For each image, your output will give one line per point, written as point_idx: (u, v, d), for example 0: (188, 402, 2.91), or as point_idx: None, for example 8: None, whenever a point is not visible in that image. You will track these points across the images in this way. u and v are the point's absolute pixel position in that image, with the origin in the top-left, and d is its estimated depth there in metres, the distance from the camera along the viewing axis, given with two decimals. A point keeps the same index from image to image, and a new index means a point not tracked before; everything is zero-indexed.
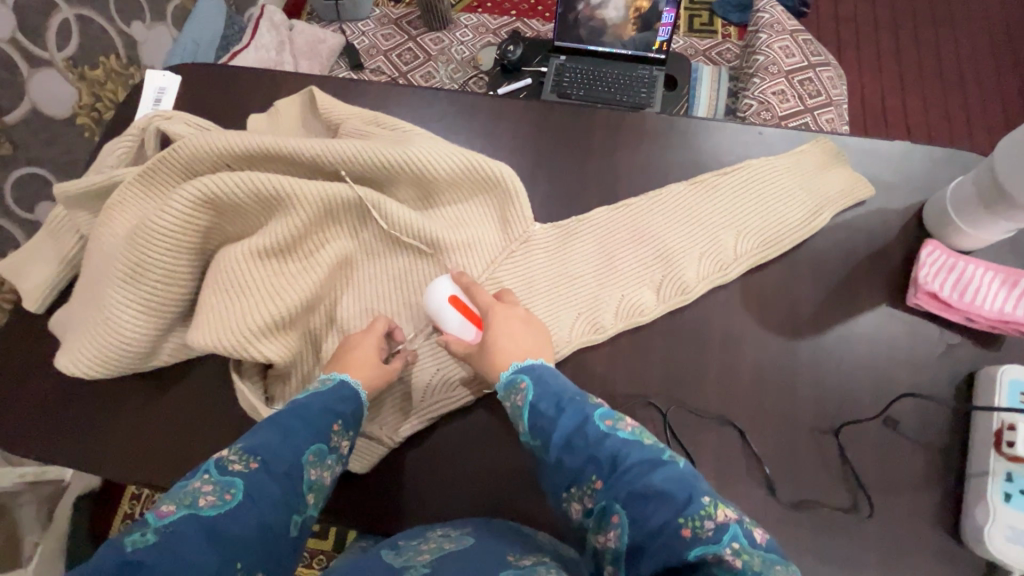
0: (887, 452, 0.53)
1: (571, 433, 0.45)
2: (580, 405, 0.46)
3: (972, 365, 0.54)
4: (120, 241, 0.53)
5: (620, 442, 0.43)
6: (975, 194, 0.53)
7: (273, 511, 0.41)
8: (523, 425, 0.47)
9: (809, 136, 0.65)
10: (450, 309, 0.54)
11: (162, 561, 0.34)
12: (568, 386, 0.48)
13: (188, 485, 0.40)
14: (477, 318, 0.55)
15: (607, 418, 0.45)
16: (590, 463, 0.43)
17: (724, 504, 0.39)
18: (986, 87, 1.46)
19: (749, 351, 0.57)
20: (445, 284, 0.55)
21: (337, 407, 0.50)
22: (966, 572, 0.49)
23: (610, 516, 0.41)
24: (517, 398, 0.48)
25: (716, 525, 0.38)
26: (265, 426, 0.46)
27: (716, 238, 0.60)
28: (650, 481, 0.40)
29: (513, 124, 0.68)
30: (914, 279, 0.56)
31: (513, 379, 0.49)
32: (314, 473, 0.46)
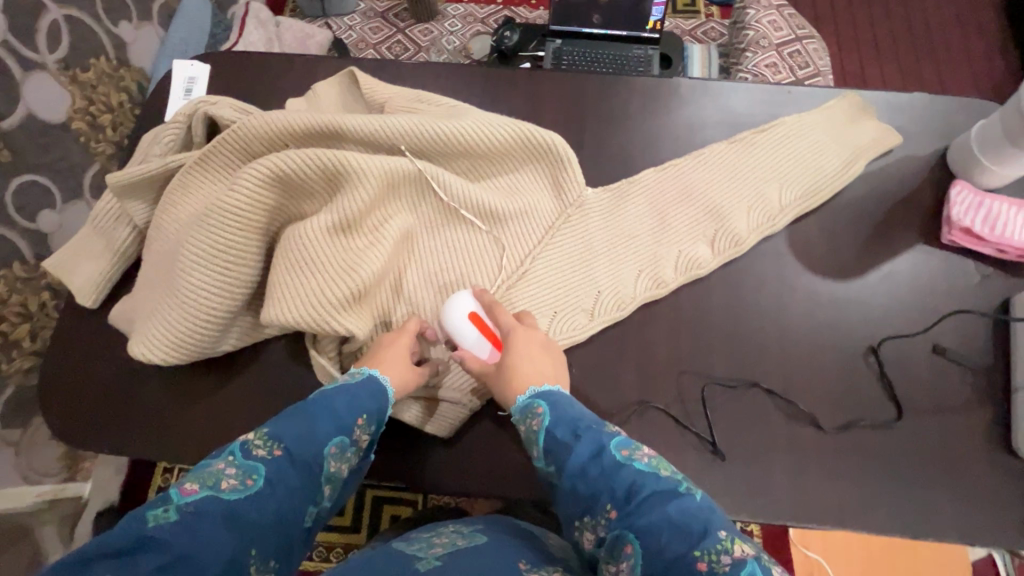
0: (940, 378, 0.56)
1: (586, 462, 0.45)
2: (597, 433, 0.46)
3: (1006, 292, 0.59)
4: (189, 224, 0.53)
5: (635, 473, 0.43)
6: (1000, 132, 0.57)
7: (288, 500, 0.42)
8: (538, 451, 0.48)
9: (836, 91, 0.68)
10: (467, 325, 0.54)
11: (183, 543, 0.35)
12: (585, 415, 0.48)
13: (212, 463, 0.41)
14: (495, 338, 0.55)
15: (623, 447, 0.45)
16: (605, 492, 0.43)
17: (741, 540, 0.38)
18: (957, 52, 1.54)
19: (802, 296, 0.60)
20: (466, 300, 0.55)
21: (363, 400, 0.50)
22: (1020, 478, 0.53)
23: (622, 545, 0.40)
24: (535, 422, 0.48)
25: (733, 560, 0.37)
26: (291, 412, 0.46)
27: (761, 192, 0.63)
28: (666, 510, 0.40)
29: (552, 96, 0.70)
30: (948, 217, 0.60)
31: (530, 404, 0.50)
32: (332, 465, 0.46)
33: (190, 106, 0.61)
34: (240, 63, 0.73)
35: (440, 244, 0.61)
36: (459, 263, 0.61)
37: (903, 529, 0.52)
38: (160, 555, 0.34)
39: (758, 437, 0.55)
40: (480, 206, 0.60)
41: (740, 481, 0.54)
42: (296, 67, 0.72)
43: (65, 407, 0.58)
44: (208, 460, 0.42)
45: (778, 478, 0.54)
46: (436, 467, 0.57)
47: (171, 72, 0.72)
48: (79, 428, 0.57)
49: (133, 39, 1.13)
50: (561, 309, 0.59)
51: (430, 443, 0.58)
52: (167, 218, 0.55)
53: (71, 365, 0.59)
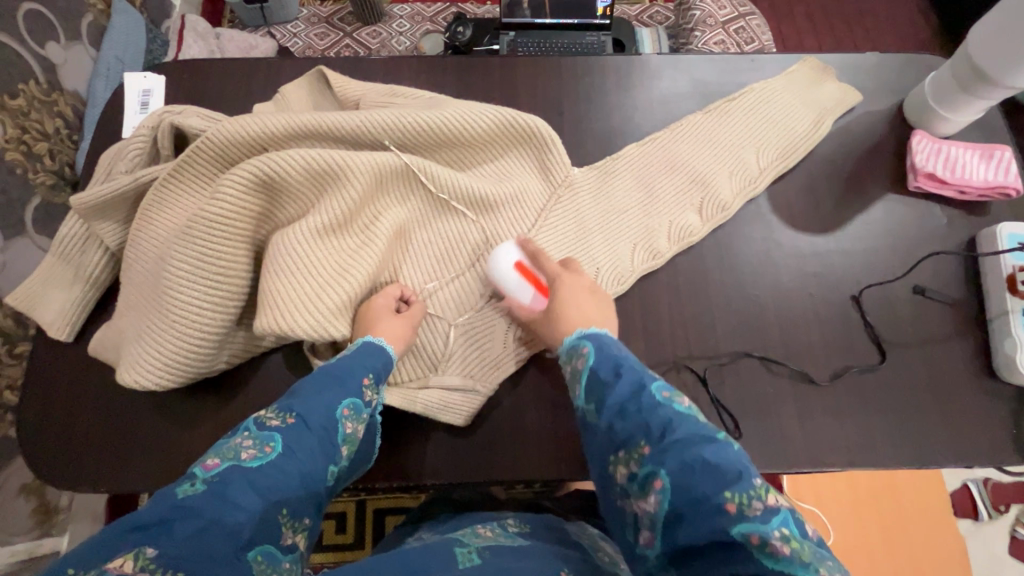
0: (923, 315, 0.60)
1: (626, 399, 0.44)
2: (638, 372, 0.45)
3: (971, 230, 0.63)
4: (171, 240, 0.50)
5: (674, 412, 0.42)
6: (952, 80, 0.61)
7: (311, 461, 0.42)
8: (579, 389, 0.48)
9: (796, 57, 0.71)
10: (512, 271, 0.57)
11: (214, 509, 0.35)
12: (629, 356, 0.48)
13: (229, 440, 0.41)
14: (541, 286, 0.57)
15: (664, 390, 0.44)
16: (640, 429, 0.42)
17: (773, 489, 0.38)
18: (884, 18, 1.63)
19: (788, 252, 0.63)
20: (512, 250, 0.58)
21: (367, 362, 0.50)
22: (1004, 399, 0.57)
23: (653, 481, 0.40)
24: (579, 361, 0.48)
25: (766, 507, 0.36)
26: (299, 383, 0.47)
27: (740, 157, 0.65)
28: (701, 453, 0.39)
29: (527, 80, 0.70)
30: (911, 165, 0.64)
31: (577, 344, 0.50)
32: (348, 426, 0.47)
33: (153, 118, 0.58)
34: (198, 71, 0.69)
35: (434, 237, 0.60)
36: (455, 253, 0.60)
37: (910, 460, 0.55)
38: (193, 522, 0.34)
39: (767, 390, 0.57)
40: (470, 195, 0.60)
41: (755, 435, 0.55)
42: (259, 71, 0.69)
43: (55, 452, 0.54)
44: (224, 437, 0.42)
45: (788, 426, 0.56)
46: (456, 461, 0.56)
47: (122, 86, 0.68)
48: (73, 473, 0.53)
49: (63, 59, 1.06)
50: None
51: (448, 436, 0.57)
52: (143, 235, 0.52)
53: (57, 406, 0.55)
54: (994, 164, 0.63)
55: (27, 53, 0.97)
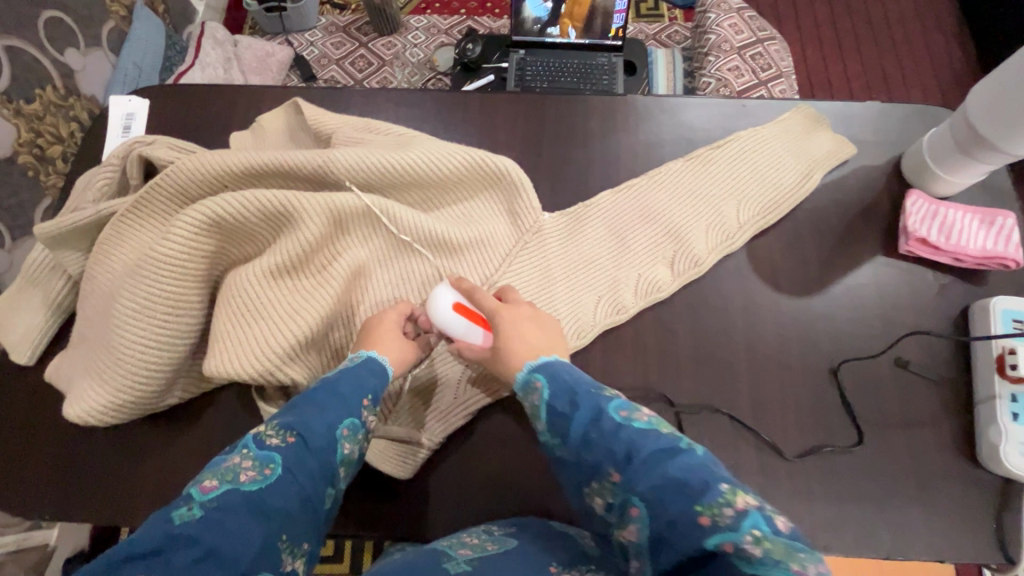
0: (905, 391, 0.56)
1: (586, 428, 0.42)
2: (595, 397, 0.43)
3: (965, 301, 0.59)
4: (123, 277, 0.51)
5: (635, 432, 0.40)
6: (951, 141, 0.57)
7: (310, 484, 0.42)
8: (541, 425, 0.46)
9: (790, 104, 0.68)
10: (455, 313, 0.52)
11: (211, 537, 0.35)
12: (583, 380, 0.46)
13: (228, 459, 0.40)
14: (484, 321, 0.53)
15: (622, 409, 0.42)
16: (605, 457, 0.40)
17: (743, 491, 0.35)
18: (915, 46, 1.56)
19: (766, 312, 0.59)
20: (445, 292, 0.52)
21: (368, 382, 0.49)
22: (987, 489, 0.52)
23: (628, 509, 0.38)
24: (536, 397, 0.47)
25: (736, 513, 0.34)
26: (296, 402, 0.45)
27: (720, 210, 0.62)
28: (666, 469, 0.37)
29: (507, 117, 0.69)
30: (904, 228, 0.60)
31: (529, 379, 0.48)
32: (347, 447, 0.46)
33: (124, 147, 0.58)
34: (181, 96, 0.70)
35: (394, 278, 0.59)
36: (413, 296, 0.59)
37: (877, 550, 0.51)
38: (190, 550, 0.34)
39: (728, 461, 0.54)
40: (433, 238, 0.59)
41: None
42: (241, 98, 0.70)
43: (8, 476, 0.55)
44: (224, 456, 0.42)
45: None
46: (400, 511, 0.55)
47: (108, 108, 0.70)
48: (26, 497, 0.54)
49: (81, 66, 1.09)
50: None
51: (393, 485, 0.56)
52: (99, 269, 0.52)
53: (15, 429, 0.57)
54: (993, 231, 0.59)
55: (46, 60, 1.00)
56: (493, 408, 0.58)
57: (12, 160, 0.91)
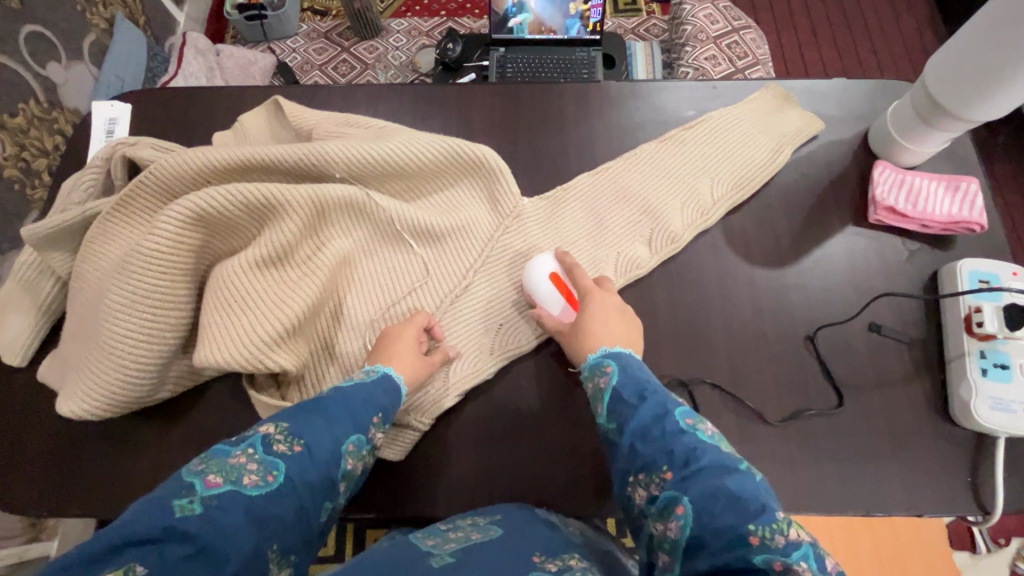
0: (879, 354, 0.58)
1: (650, 423, 0.46)
2: (665, 398, 0.47)
3: (934, 265, 0.61)
4: (110, 272, 0.52)
5: (698, 441, 0.44)
6: (911, 111, 0.59)
7: (308, 497, 0.43)
8: (601, 408, 0.49)
9: (758, 84, 0.70)
10: (547, 283, 0.57)
11: (209, 535, 0.36)
12: (653, 380, 0.49)
13: (233, 457, 0.42)
14: (573, 299, 0.57)
15: (687, 417, 0.46)
16: (661, 453, 0.44)
17: (796, 524, 0.38)
18: (888, 30, 1.59)
19: (741, 284, 0.61)
20: (547, 261, 0.58)
21: (379, 399, 0.51)
22: (961, 445, 0.54)
23: (674, 507, 0.41)
24: (603, 380, 0.50)
25: (788, 541, 0.37)
26: (306, 410, 0.47)
27: (694, 188, 0.64)
28: (723, 483, 0.41)
29: (484, 107, 0.70)
30: (872, 198, 0.62)
31: (600, 362, 0.51)
32: (349, 463, 0.47)
33: (108, 149, 0.60)
34: (162, 99, 0.71)
35: (379, 266, 0.60)
36: (397, 283, 0.60)
37: (857, 508, 0.53)
38: (187, 546, 0.35)
39: None
40: (415, 226, 0.60)
41: None
42: (222, 99, 0.71)
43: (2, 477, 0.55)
44: (227, 450, 0.43)
45: None
46: (392, 493, 0.56)
47: (90, 114, 0.71)
48: (22, 496, 0.55)
49: (64, 79, 1.10)
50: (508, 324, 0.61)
51: (384, 468, 0.57)
52: (87, 267, 0.53)
53: (9, 430, 0.57)
54: (958, 197, 0.61)
55: (28, 73, 1.00)
56: (480, 389, 0.59)
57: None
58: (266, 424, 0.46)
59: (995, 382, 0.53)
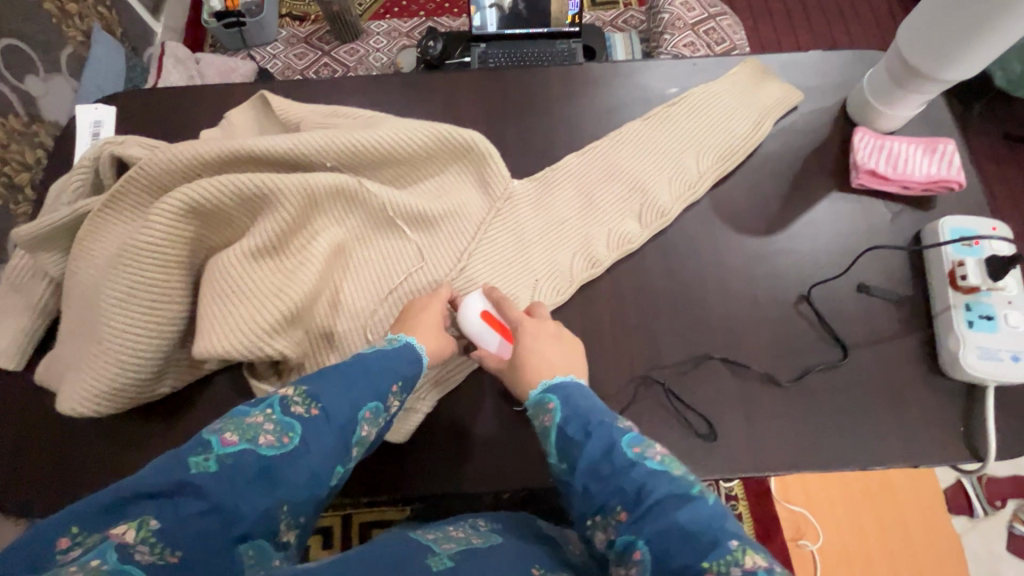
0: (868, 314, 0.59)
1: (598, 459, 0.44)
2: (609, 428, 0.45)
3: (916, 226, 0.62)
4: (104, 269, 0.51)
5: (645, 474, 0.42)
6: (887, 76, 0.60)
7: (323, 460, 0.43)
8: (551, 449, 0.47)
9: (738, 59, 0.71)
10: (479, 322, 0.56)
11: (219, 493, 0.37)
12: (597, 411, 0.47)
13: (251, 417, 0.42)
14: (507, 332, 0.57)
15: (635, 444, 0.44)
16: (615, 494, 0.42)
17: (752, 549, 0.37)
18: (860, 12, 1.62)
19: (731, 254, 0.62)
20: (478, 299, 0.57)
21: (399, 367, 0.51)
22: (951, 397, 0.55)
23: (632, 552, 0.39)
24: (546, 417, 0.48)
25: (744, 571, 0.36)
26: (324, 372, 0.47)
27: (680, 163, 0.65)
28: (676, 518, 0.39)
29: (470, 94, 0.71)
30: (854, 163, 0.64)
31: (542, 398, 0.49)
32: (365, 429, 0.47)
33: (94, 149, 0.60)
34: (146, 99, 0.71)
35: (374, 254, 0.61)
36: (393, 269, 0.61)
37: (853, 464, 0.54)
38: (197, 503, 0.36)
39: (708, 396, 0.56)
40: (407, 212, 0.61)
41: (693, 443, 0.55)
42: (208, 97, 0.71)
43: (3, 481, 0.55)
44: (248, 409, 0.44)
45: (730, 433, 0.55)
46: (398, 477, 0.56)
47: (75, 117, 0.70)
48: (24, 500, 0.54)
49: (43, 91, 1.09)
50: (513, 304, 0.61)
51: (388, 452, 0.57)
52: (79, 265, 0.53)
53: (8, 434, 0.57)
54: (936, 158, 0.62)
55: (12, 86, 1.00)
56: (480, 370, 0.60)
57: None
58: (287, 385, 0.46)
59: (981, 333, 0.54)
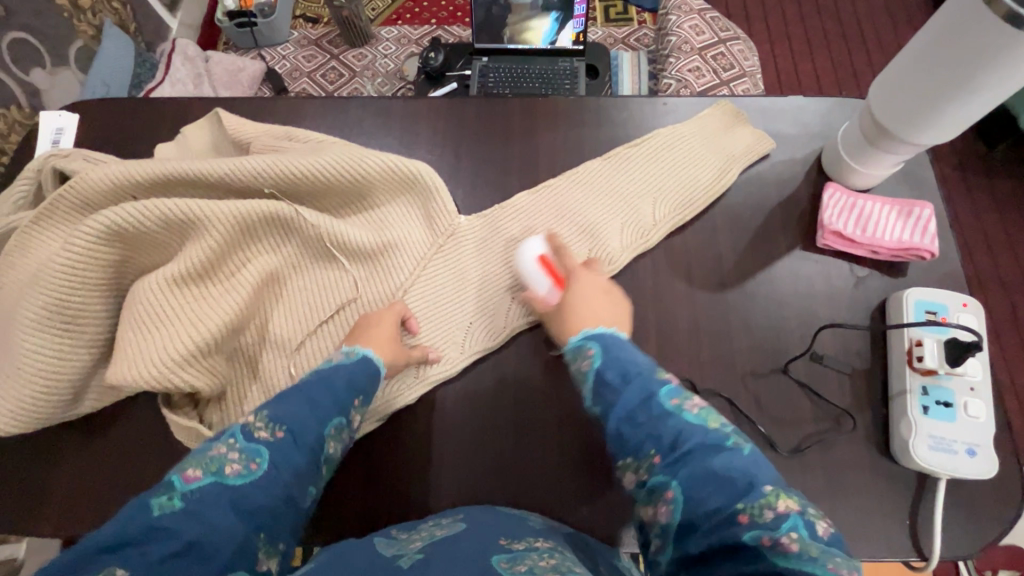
0: (821, 385, 0.55)
1: (636, 406, 0.42)
2: (646, 379, 0.43)
3: (883, 293, 0.58)
4: (23, 286, 0.51)
5: (685, 422, 0.40)
6: (859, 134, 0.56)
7: (295, 482, 0.41)
8: (585, 390, 0.45)
9: (712, 100, 0.69)
10: (535, 265, 0.56)
11: (189, 530, 0.35)
12: (640, 362, 0.45)
13: (213, 450, 0.40)
14: (561, 279, 0.55)
15: (673, 396, 0.41)
16: (649, 438, 0.40)
17: (786, 494, 0.35)
18: (887, 40, 1.54)
19: (681, 308, 0.58)
20: (536, 244, 0.57)
21: (361, 382, 0.50)
22: (901, 484, 0.51)
23: (664, 490, 0.38)
24: (585, 363, 0.46)
25: (776, 514, 0.34)
26: (287, 395, 0.46)
27: (636, 208, 0.63)
28: (711, 464, 0.37)
29: (430, 121, 0.69)
30: (821, 221, 0.60)
31: (582, 344, 0.47)
32: (331, 446, 0.46)
33: (40, 160, 0.60)
34: (110, 108, 0.71)
35: (308, 284, 0.59)
36: (325, 301, 0.59)
37: None
38: (167, 543, 0.34)
39: None
40: (344, 243, 0.59)
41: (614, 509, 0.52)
42: (169, 110, 0.71)
43: None
44: (208, 445, 0.41)
45: None
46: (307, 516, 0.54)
47: (39, 122, 0.71)
48: None
49: (49, 85, 1.11)
50: (446, 345, 0.59)
51: None
52: (3, 280, 0.53)
53: None
54: (910, 223, 0.58)
55: (12, 79, 1.02)
56: (403, 413, 0.56)
57: None
58: (247, 414, 0.44)
59: (935, 421, 0.50)
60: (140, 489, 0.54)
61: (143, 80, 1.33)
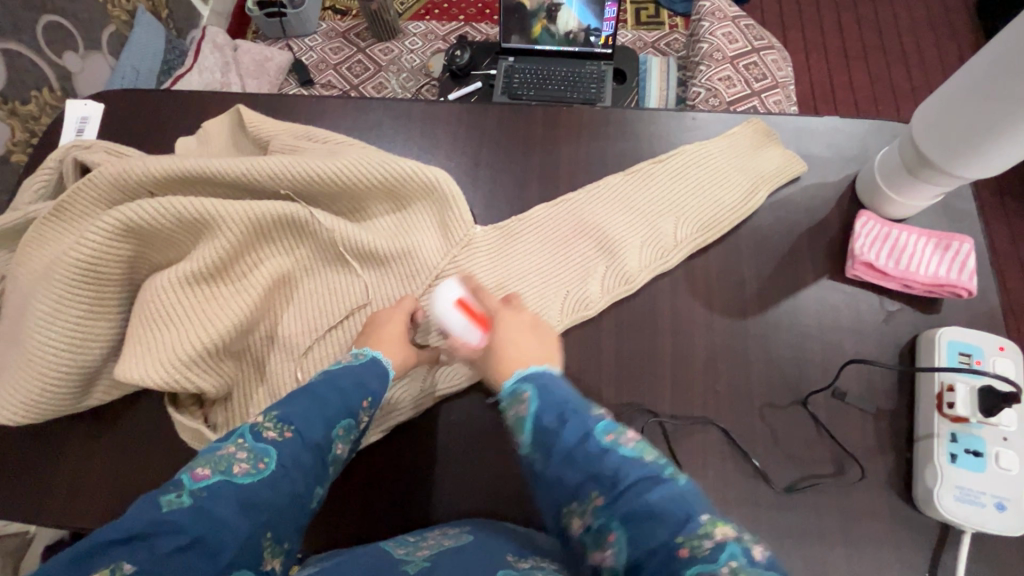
0: (842, 423, 0.52)
1: (573, 447, 0.40)
2: (582, 417, 0.42)
3: (912, 330, 0.55)
4: (38, 277, 0.51)
5: (620, 460, 0.39)
6: (899, 161, 0.54)
7: (302, 483, 0.40)
8: (522, 439, 0.43)
9: (742, 118, 0.66)
10: (455, 312, 0.51)
11: (199, 526, 0.33)
12: (576, 398, 0.44)
13: (222, 448, 0.39)
14: (484, 322, 0.52)
15: (608, 432, 0.41)
16: (591, 478, 0.39)
17: (722, 521, 0.35)
18: (928, 56, 1.48)
19: (699, 333, 0.56)
20: (453, 287, 0.53)
21: (369, 383, 0.49)
22: (921, 534, 0.49)
23: (606, 533, 0.36)
24: (522, 407, 0.44)
25: (715, 544, 0.34)
26: (295, 396, 0.45)
27: (656, 226, 0.61)
28: (650, 498, 0.36)
29: (451, 127, 0.68)
30: (851, 250, 0.57)
31: (516, 389, 0.45)
32: (339, 447, 0.45)
33: (62, 151, 0.60)
34: (134, 100, 0.71)
35: (319, 288, 0.59)
36: (335, 306, 0.58)
37: None
38: (175, 538, 0.32)
39: None
40: (358, 248, 0.58)
41: None
42: (192, 104, 0.71)
43: None
44: (217, 443, 0.40)
45: None
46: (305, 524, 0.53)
47: (64, 111, 0.71)
48: None
49: (80, 68, 1.12)
50: (455, 356, 0.58)
51: None
52: (19, 271, 0.53)
53: None
54: (947, 257, 0.55)
55: (43, 62, 1.02)
56: (406, 426, 0.55)
57: (7, 156, 0.95)
58: (256, 413, 0.43)
59: (963, 470, 0.47)
60: (142, 485, 0.54)
61: (173, 66, 1.32)
